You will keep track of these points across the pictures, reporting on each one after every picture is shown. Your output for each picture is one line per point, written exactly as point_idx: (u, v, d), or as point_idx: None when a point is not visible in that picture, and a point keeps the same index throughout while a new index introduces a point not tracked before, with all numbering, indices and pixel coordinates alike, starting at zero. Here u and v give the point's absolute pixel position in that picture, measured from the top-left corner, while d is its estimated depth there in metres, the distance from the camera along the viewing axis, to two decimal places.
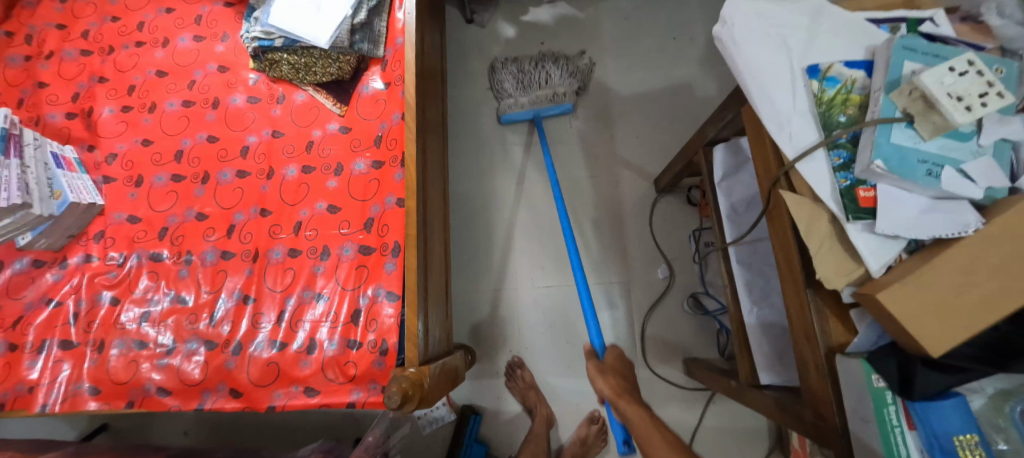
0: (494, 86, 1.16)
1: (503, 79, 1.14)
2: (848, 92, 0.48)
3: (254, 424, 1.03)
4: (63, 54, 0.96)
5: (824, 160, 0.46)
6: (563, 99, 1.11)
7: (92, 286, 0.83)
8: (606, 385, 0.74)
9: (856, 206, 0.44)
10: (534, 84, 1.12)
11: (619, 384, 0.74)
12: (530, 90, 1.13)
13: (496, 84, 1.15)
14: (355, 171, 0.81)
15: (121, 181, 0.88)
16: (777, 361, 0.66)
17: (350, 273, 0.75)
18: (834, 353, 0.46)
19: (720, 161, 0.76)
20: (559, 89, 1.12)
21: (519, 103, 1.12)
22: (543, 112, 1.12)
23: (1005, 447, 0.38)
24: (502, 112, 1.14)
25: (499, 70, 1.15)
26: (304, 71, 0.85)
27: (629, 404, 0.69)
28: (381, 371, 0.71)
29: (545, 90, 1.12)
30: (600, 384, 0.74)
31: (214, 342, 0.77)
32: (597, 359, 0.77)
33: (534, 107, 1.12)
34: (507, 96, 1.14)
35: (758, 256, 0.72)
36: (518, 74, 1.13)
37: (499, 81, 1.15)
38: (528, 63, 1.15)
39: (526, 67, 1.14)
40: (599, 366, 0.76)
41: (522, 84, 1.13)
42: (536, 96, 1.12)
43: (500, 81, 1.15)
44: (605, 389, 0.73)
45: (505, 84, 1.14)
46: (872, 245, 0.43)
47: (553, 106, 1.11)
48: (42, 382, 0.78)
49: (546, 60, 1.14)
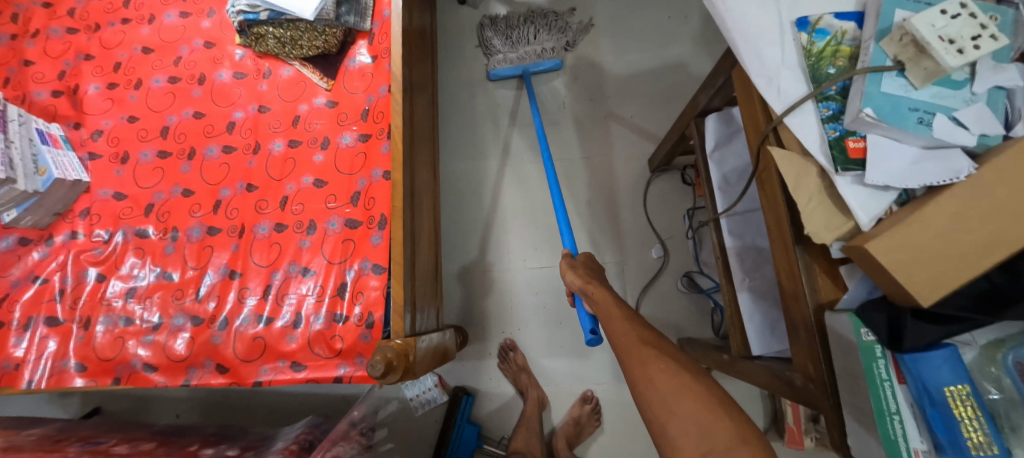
0: (484, 44, 1.21)
1: (492, 37, 1.20)
2: (838, 44, 0.46)
3: (246, 405, 1.02)
4: (49, 32, 0.95)
5: (813, 112, 0.45)
6: (551, 54, 1.16)
7: (79, 263, 0.82)
8: (575, 276, 0.60)
9: (845, 158, 0.43)
10: (521, 40, 1.18)
11: (590, 273, 0.60)
12: (518, 46, 1.18)
13: (485, 41, 1.20)
14: (342, 144, 0.79)
15: (107, 158, 0.87)
16: (769, 332, 0.65)
17: (336, 246, 0.74)
18: (824, 310, 0.45)
19: (712, 130, 0.74)
20: (546, 45, 1.17)
21: (508, 59, 1.17)
22: (530, 68, 1.15)
23: (998, 396, 0.37)
24: (491, 68, 1.18)
25: (488, 29, 1.20)
26: (290, 46, 0.84)
27: (599, 288, 0.55)
28: (367, 345, 0.70)
29: (532, 47, 1.18)
30: (569, 276, 0.61)
31: (200, 317, 0.77)
32: (570, 258, 0.64)
33: (522, 63, 1.17)
34: (497, 52, 1.18)
35: (750, 227, 0.71)
36: (507, 31, 1.19)
37: (489, 39, 1.20)
38: (516, 20, 1.20)
39: (515, 24, 1.19)
40: (571, 262, 0.63)
41: (511, 40, 1.19)
42: (524, 52, 1.17)
43: (489, 38, 1.20)
44: (574, 281, 0.59)
45: (494, 41, 1.19)
46: (862, 197, 0.42)
47: (540, 61, 1.16)
48: (29, 358, 0.78)
49: (534, 16, 1.19)
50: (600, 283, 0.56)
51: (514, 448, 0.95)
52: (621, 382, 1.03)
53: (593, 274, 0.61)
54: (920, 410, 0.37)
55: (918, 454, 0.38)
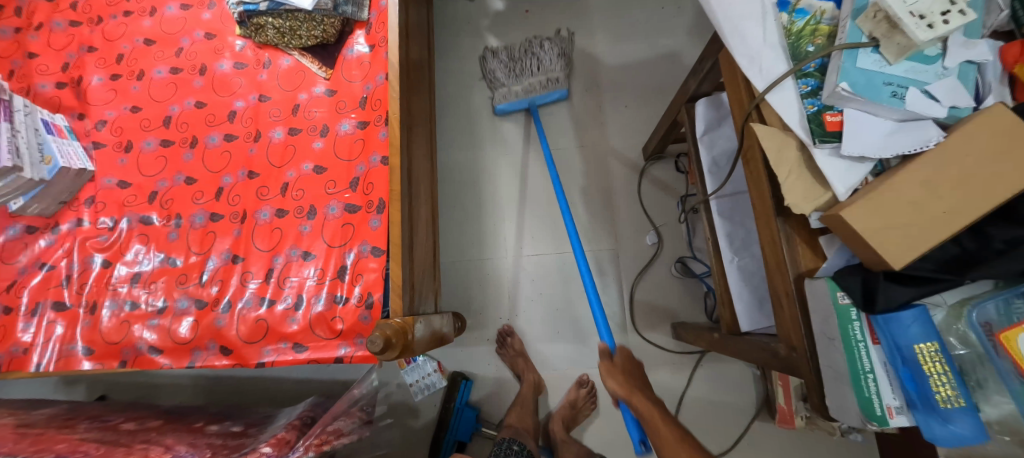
0: (485, 76, 1.14)
1: (493, 68, 1.12)
2: (817, 23, 0.48)
3: (250, 391, 1.04)
4: (52, 25, 0.97)
5: (792, 89, 0.47)
6: (558, 85, 1.10)
7: (84, 249, 0.83)
8: (618, 384, 0.69)
9: (823, 130, 0.45)
10: (526, 71, 1.10)
11: (629, 382, 0.69)
12: (522, 77, 1.11)
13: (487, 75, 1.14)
14: (341, 131, 0.81)
15: (111, 147, 0.89)
16: (757, 309, 0.67)
17: (336, 231, 0.76)
18: (803, 278, 0.47)
19: (703, 115, 0.76)
20: (552, 75, 1.10)
21: (513, 92, 1.11)
22: (538, 100, 1.11)
23: (964, 351, 0.40)
24: (496, 103, 1.13)
25: (489, 59, 1.12)
26: (289, 36, 0.85)
27: (643, 401, 0.64)
28: (367, 325, 0.72)
29: (538, 77, 1.10)
30: (609, 383, 0.70)
31: (203, 301, 0.78)
32: (609, 360, 0.72)
33: (528, 95, 1.11)
34: (500, 85, 1.12)
35: (739, 208, 0.72)
36: (510, 62, 1.11)
37: (490, 70, 1.12)
38: (518, 49, 1.12)
39: (517, 54, 1.11)
40: (610, 366, 0.71)
41: (514, 71, 1.11)
42: (530, 83, 1.10)
43: (491, 70, 1.12)
44: (617, 389, 0.69)
45: (496, 72, 1.11)
46: (839, 169, 0.44)
47: (547, 93, 1.10)
48: (37, 342, 0.80)
49: (534, 45, 1.11)
50: (644, 395, 0.66)
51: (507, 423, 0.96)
52: None
53: (636, 380, 0.70)
54: (893, 368, 0.39)
55: (891, 409, 0.40)
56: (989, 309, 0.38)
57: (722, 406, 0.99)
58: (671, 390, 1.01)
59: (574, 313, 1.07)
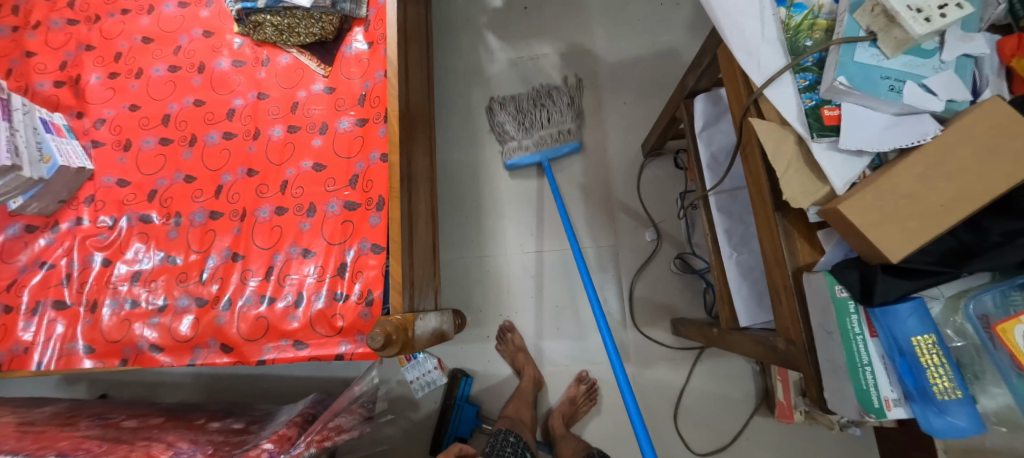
0: (495, 129, 1.10)
1: (503, 121, 1.08)
2: (815, 18, 0.48)
3: (250, 389, 1.05)
4: (49, 24, 0.96)
5: (790, 83, 0.47)
6: (569, 137, 1.06)
7: (84, 248, 0.83)
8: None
9: (822, 125, 0.45)
10: (536, 124, 1.07)
11: None
12: (533, 130, 1.07)
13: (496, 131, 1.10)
14: (340, 129, 0.81)
15: (110, 145, 0.89)
16: (756, 305, 0.67)
17: (336, 228, 0.76)
18: (801, 272, 0.47)
19: (701, 111, 0.76)
20: (563, 127, 1.07)
21: (524, 146, 1.06)
22: (549, 154, 1.06)
23: (961, 343, 0.40)
24: (506, 157, 1.08)
25: (497, 112, 1.09)
26: (287, 33, 0.85)
27: None
28: (367, 322, 0.72)
29: (549, 129, 1.06)
30: None
31: (204, 299, 0.79)
32: None
33: (540, 149, 1.06)
34: (510, 138, 1.07)
35: (738, 203, 0.72)
36: (519, 115, 1.07)
37: (500, 123, 1.09)
38: (526, 101, 1.09)
39: (526, 107, 1.08)
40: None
41: (524, 125, 1.07)
42: (541, 136, 1.06)
43: (501, 123, 1.09)
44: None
45: (506, 125, 1.08)
46: (837, 163, 0.44)
47: (558, 146, 1.06)
48: (38, 341, 0.80)
49: (542, 97, 1.09)
50: None
51: (504, 414, 0.99)
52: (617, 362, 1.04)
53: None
54: (890, 360, 0.39)
55: (887, 401, 0.40)
56: (986, 302, 0.38)
57: (721, 401, 1.00)
58: (670, 385, 1.02)
59: (574, 311, 1.08)
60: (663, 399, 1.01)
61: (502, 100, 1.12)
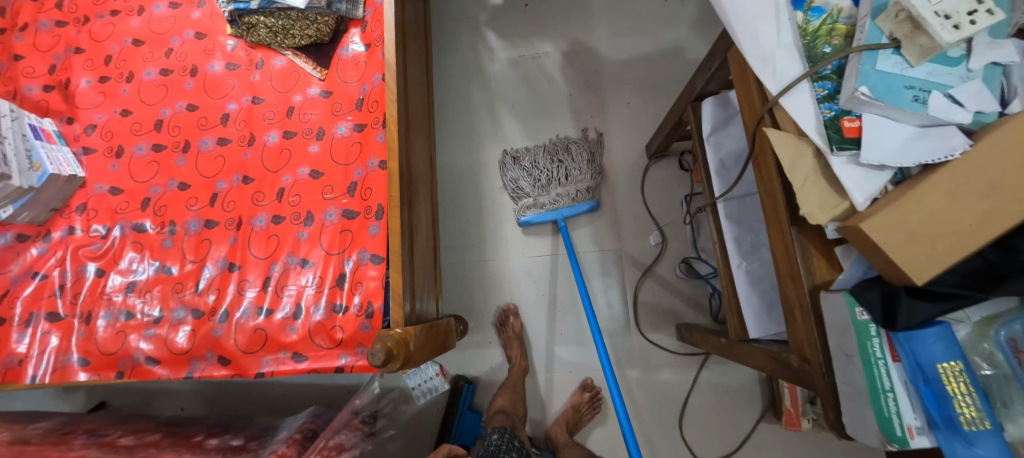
0: (509, 184, 1.05)
1: (516, 177, 1.03)
2: (834, 22, 0.46)
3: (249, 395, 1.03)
4: (37, 26, 0.94)
5: (808, 92, 0.45)
6: (587, 197, 1.00)
7: (77, 258, 0.82)
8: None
9: (841, 137, 0.43)
10: (553, 181, 1.00)
11: None
12: (549, 188, 1.00)
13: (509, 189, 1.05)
14: (337, 135, 0.79)
15: (101, 152, 0.86)
16: (766, 316, 0.65)
17: (334, 237, 0.74)
18: (818, 290, 0.45)
19: (709, 115, 0.74)
20: (581, 185, 1.00)
21: (539, 204, 1.00)
22: (565, 213, 1.00)
23: (990, 372, 0.38)
24: (519, 214, 1.03)
25: (510, 167, 1.04)
26: (282, 35, 0.83)
27: None
28: (367, 334, 0.71)
29: (566, 187, 1.00)
30: None
31: (201, 310, 0.77)
32: None
33: (555, 206, 1.00)
34: (525, 195, 1.02)
35: (747, 211, 0.70)
36: (533, 171, 1.01)
37: (513, 179, 1.03)
38: (542, 157, 1.03)
39: (541, 161, 1.02)
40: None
41: (540, 181, 1.01)
42: (558, 195, 0.99)
43: (514, 179, 1.03)
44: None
45: (520, 182, 1.02)
46: (857, 177, 0.42)
47: (576, 206, 0.99)
48: (32, 354, 0.78)
49: (560, 152, 1.03)
50: None
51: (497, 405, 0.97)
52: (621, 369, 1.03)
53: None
54: (914, 387, 0.37)
55: (911, 430, 0.38)
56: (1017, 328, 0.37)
57: (726, 407, 0.98)
58: (675, 391, 1.01)
59: (577, 317, 1.06)
60: (668, 407, 1.00)
61: (516, 153, 1.06)
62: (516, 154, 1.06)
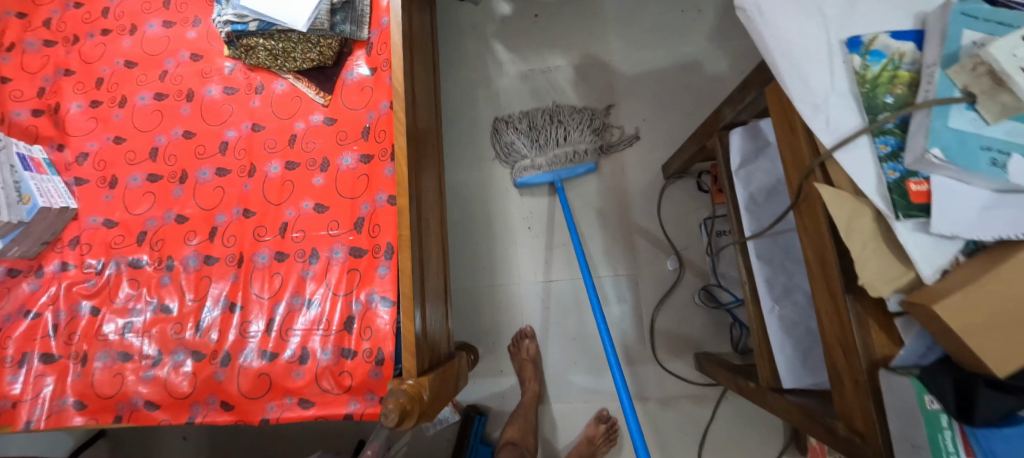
0: (505, 148, 1.03)
1: (513, 140, 1.01)
2: (895, 68, 0.41)
3: (270, 425, 1.10)
4: (24, 46, 0.89)
5: (868, 148, 0.40)
6: (585, 158, 0.98)
7: (70, 296, 0.78)
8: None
9: (907, 202, 0.38)
10: (551, 141, 0.98)
11: None
12: (546, 148, 0.98)
13: (505, 152, 1.03)
14: (342, 166, 0.75)
15: (94, 182, 0.82)
16: (801, 365, 0.62)
17: (341, 277, 0.71)
18: (877, 368, 0.41)
19: (738, 146, 0.70)
20: (580, 147, 0.98)
21: (537, 166, 0.98)
22: (562, 175, 0.98)
23: None
24: (516, 177, 1.01)
25: (507, 131, 1.02)
26: (282, 58, 0.78)
27: None
28: (378, 382, 0.67)
29: (565, 147, 0.98)
30: None
31: (202, 353, 0.73)
32: None
33: (552, 168, 0.98)
34: (522, 157, 1.00)
35: (779, 250, 0.66)
36: (531, 132, 1.00)
37: (511, 143, 1.02)
38: (541, 118, 1.01)
39: (539, 123, 1.01)
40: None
41: (538, 141, 0.99)
42: (555, 156, 0.97)
43: (511, 140, 1.02)
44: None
45: (517, 144, 1.00)
46: (925, 248, 0.38)
47: (573, 167, 0.98)
48: (25, 398, 0.75)
49: (560, 114, 1.01)
50: None
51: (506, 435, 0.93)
52: (636, 399, 0.99)
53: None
54: None
55: None
56: None
57: (746, 440, 0.95)
58: (693, 423, 0.97)
59: (592, 343, 1.03)
60: (687, 438, 0.97)
61: (514, 117, 1.05)
62: (514, 117, 1.05)
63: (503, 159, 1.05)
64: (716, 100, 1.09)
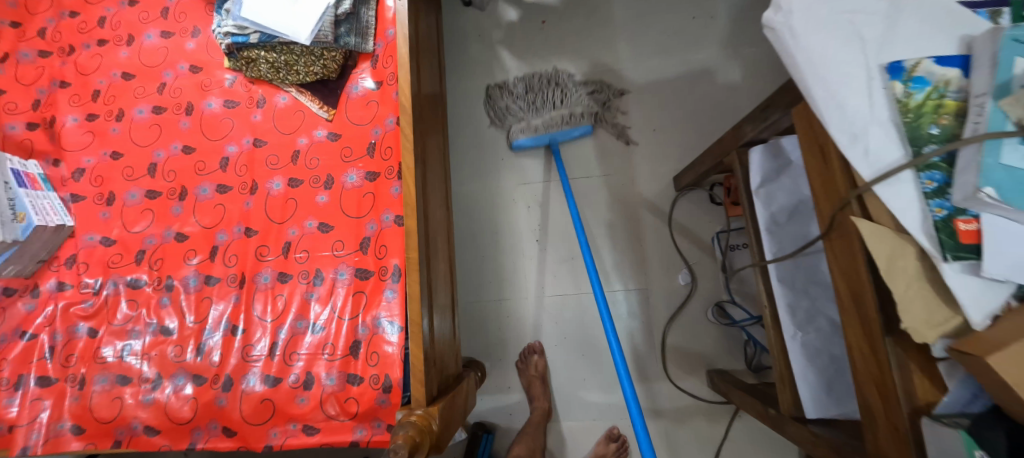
0: (503, 111, 1.08)
1: (511, 104, 1.06)
2: (941, 96, 0.39)
3: None
4: (18, 56, 0.86)
5: (911, 183, 0.38)
6: (580, 120, 1.01)
7: (68, 317, 0.76)
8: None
9: (956, 243, 0.36)
10: (547, 104, 1.03)
11: None
12: (542, 111, 1.03)
13: (503, 116, 1.08)
14: (347, 184, 0.72)
15: (91, 198, 0.80)
16: (826, 395, 0.59)
17: (347, 300, 0.68)
18: (920, 415, 0.38)
19: (758, 165, 0.67)
20: (575, 109, 1.02)
21: (532, 126, 1.02)
22: (558, 137, 1.01)
23: None
24: (511, 137, 1.04)
25: (505, 95, 1.08)
26: (285, 71, 0.76)
27: None
28: (385, 409, 0.65)
29: (560, 110, 1.02)
30: None
31: (203, 377, 0.71)
32: None
33: (548, 130, 1.01)
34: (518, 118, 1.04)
35: (801, 274, 0.64)
36: (529, 95, 1.05)
37: (508, 106, 1.07)
38: (538, 83, 1.07)
39: (536, 87, 1.06)
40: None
41: (534, 104, 1.04)
42: (550, 117, 1.01)
43: (509, 104, 1.07)
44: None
45: (515, 106, 1.05)
46: (975, 291, 0.35)
47: (568, 129, 1.01)
48: (21, 422, 0.72)
49: (557, 80, 1.06)
50: None
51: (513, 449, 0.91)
52: (647, 417, 0.97)
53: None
54: None
55: None
56: None
57: None
58: (705, 442, 0.95)
59: (601, 358, 1.01)
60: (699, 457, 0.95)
61: (513, 83, 1.10)
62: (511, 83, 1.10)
63: (500, 123, 1.10)
64: (729, 109, 1.06)
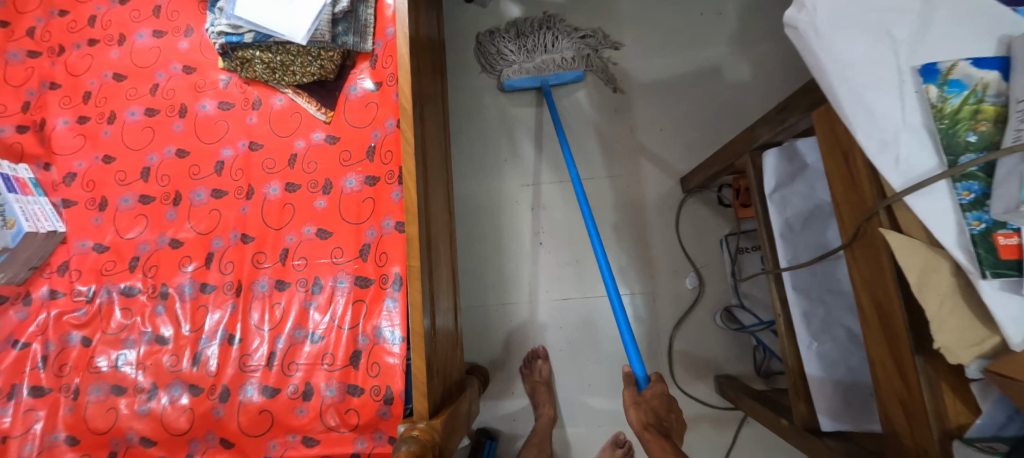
0: (493, 53, 1.07)
1: (502, 46, 1.05)
2: (978, 100, 0.36)
3: None
4: (7, 57, 0.83)
5: (947, 194, 0.35)
6: (573, 65, 1.03)
7: (60, 325, 0.74)
8: (636, 417, 0.64)
9: (996, 259, 0.33)
10: (539, 48, 1.04)
11: None
12: (534, 54, 1.04)
13: (493, 61, 1.07)
14: (346, 189, 0.70)
15: (83, 203, 0.78)
16: (844, 410, 0.57)
17: (346, 308, 0.66)
18: (953, 439, 0.36)
19: (773, 168, 0.64)
20: (567, 54, 1.04)
21: (524, 70, 1.04)
22: (551, 80, 1.03)
23: None
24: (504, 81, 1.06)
25: (496, 37, 1.06)
26: (281, 71, 0.74)
27: None
28: (387, 421, 0.63)
29: (552, 55, 1.04)
30: None
31: (199, 387, 0.69)
32: None
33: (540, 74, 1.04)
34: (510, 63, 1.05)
35: (818, 282, 0.61)
36: (520, 38, 1.05)
37: (500, 49, 1.06)
38: (528, 25, 1.06)
39: (527, 29, 1.05)
40: (633, 396, 0.67)
41: (526, 47, 1.04)
42: (543, 61, 1.04)
43: (500, 48, 1.06)
44: (634, 423, 0.64)
45: (507, 49, 1.05)
46: (1015, 310, 0.33)
47: (561, 73, 1.03)
48: (14, 433, 0.70)
49: (548, 21, 1.06)
50: None
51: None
52: None
53: (658, 418, 0.64)
54: None
55: None
56: None
57: None
58: (713, 448, 0.93)
59: (606, 363, 0.99)
60: None
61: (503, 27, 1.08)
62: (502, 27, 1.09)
63: (489, 67, 1.08)
64: (737, 108, 1.03)
